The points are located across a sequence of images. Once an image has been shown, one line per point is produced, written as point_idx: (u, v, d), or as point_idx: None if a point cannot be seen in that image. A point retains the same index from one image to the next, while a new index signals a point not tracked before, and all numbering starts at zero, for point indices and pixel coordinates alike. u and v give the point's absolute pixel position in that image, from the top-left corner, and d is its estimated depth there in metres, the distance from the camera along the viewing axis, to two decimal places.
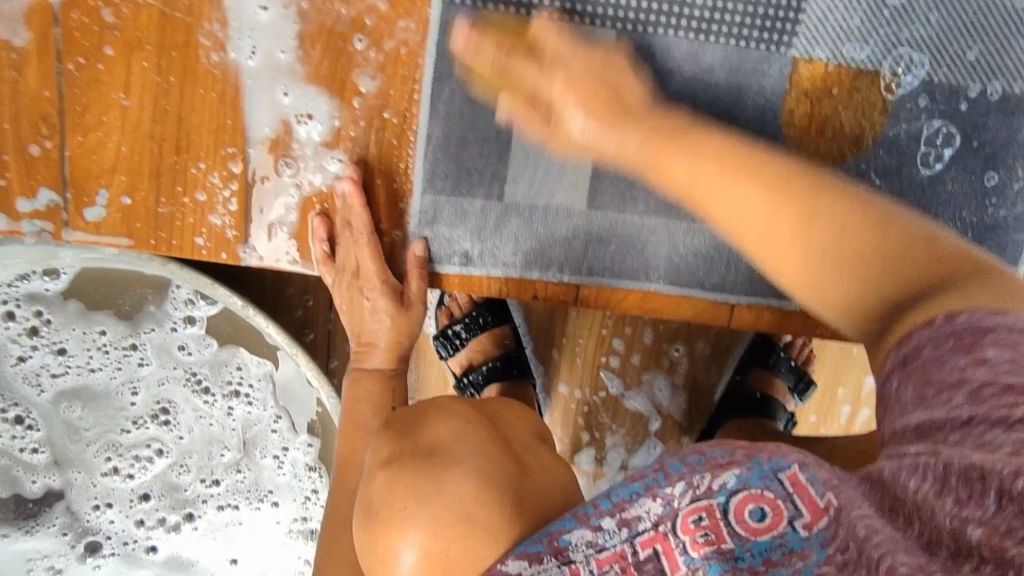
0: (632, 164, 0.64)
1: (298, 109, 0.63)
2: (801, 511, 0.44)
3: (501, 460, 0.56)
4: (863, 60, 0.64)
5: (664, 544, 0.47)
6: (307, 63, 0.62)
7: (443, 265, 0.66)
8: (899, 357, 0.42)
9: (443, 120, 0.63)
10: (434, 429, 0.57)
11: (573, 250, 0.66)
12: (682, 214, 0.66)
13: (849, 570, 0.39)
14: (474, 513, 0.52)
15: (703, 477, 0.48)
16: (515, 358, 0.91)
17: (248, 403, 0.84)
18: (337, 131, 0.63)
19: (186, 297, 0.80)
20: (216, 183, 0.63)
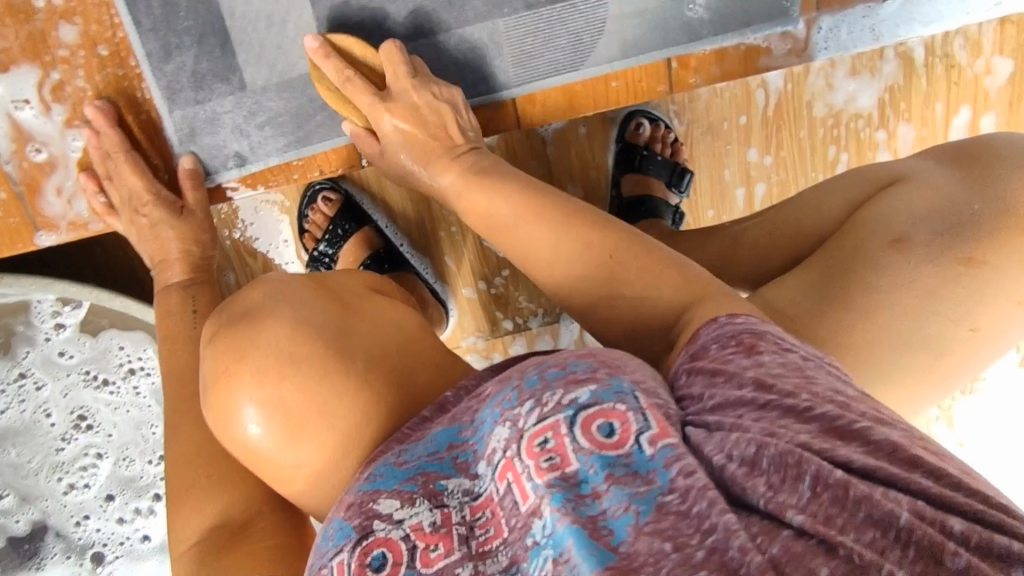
0: (353, 5, 0.64)
1: (15, 78, 0.62)
2: (647, 423, 0.41)
3: (322, 304, 0.56)
4: None
5: (513, 472, 0.42)
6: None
7: (221, 175, 0.67)
8: (690, 356, 0.45)
9: (153, 33, 0.62)
10: (249, 295, 0.56)
11: (339, 111, 0.66)
12: (422, 32, 0.66)
13: (691, 501, 0.38)
14: (295, 352, 0.52)
15: (553, 391, 0.44)
16: (385, 254, 0.93)
17: (148, 376, 0.89)
18: (62, 83, 0.63)
19: (50, 309, 0.85)
20: None
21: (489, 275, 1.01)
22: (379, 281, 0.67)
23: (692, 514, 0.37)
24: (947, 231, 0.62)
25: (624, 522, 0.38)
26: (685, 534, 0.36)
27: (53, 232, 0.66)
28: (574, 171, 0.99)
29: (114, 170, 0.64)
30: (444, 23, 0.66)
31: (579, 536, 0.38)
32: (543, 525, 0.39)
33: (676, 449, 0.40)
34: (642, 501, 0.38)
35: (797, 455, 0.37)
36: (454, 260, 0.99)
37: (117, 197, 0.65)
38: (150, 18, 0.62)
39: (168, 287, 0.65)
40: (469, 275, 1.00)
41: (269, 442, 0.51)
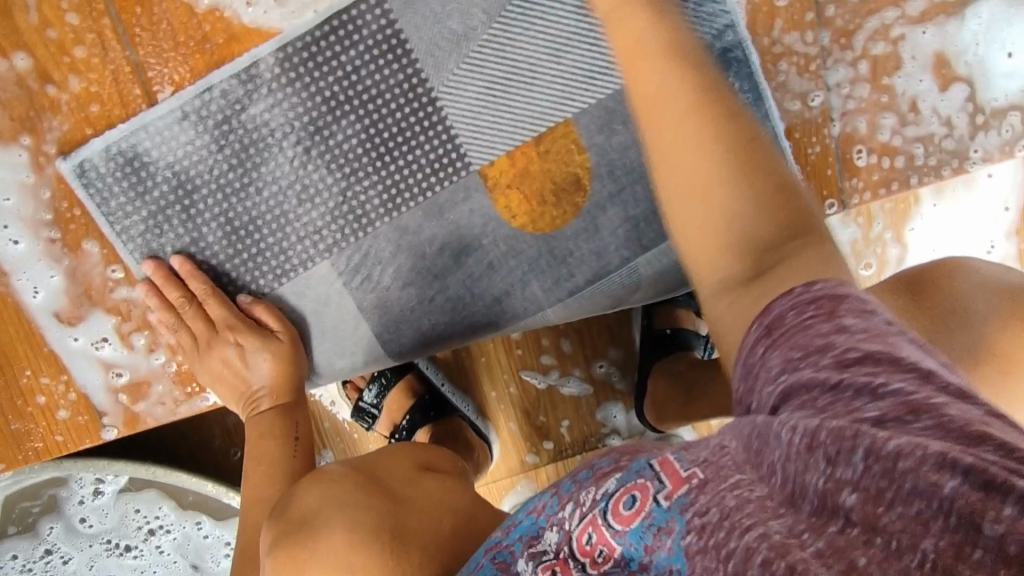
0: (388, 210, 0.68)
1: (88, 290, 0.66)
2: (663, 483, 0.41)
3: (372, 500, 0.57)
4: (583, 70, 0.69)
5: (563, 567, 0.44)
6: (75, 261, 0.65)
7: (319, 375, 0.71)
8: (763, 327, 0.41)
9: (201, 246, 0.66)
10: (303, 501, 0.58)
11: (408, 308, 0.70)
12: (451, 226, 0.69)
13: (708, 535, 0.36)
14: (353, 562, 0.53)
15: (587, 490, 0.47)
16: (429, 401, 0.94)
17: (167, 532, 0.93)
18: (129, 292, 0.66)
19: (91, 479, 0.88)
20: (48, 383, 0.67)
21: (535, 425, 1.02)
22: (427, 454, 0.66)
23: (712, 548, 0.36)
24: None
25: None
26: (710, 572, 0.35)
27: (117, 427, 0.68)
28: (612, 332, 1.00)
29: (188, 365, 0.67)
30: (504, 215, 0.70)
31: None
32: None
33: (689, 494, 0.39)
34: (675, 557, 0.38)
35: (854, 428, 0.33)
36: (503, 414, 1.02)
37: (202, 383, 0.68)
38: (237, 225, 0.66)
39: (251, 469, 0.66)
40: (523, 428, 1.02)
41: None
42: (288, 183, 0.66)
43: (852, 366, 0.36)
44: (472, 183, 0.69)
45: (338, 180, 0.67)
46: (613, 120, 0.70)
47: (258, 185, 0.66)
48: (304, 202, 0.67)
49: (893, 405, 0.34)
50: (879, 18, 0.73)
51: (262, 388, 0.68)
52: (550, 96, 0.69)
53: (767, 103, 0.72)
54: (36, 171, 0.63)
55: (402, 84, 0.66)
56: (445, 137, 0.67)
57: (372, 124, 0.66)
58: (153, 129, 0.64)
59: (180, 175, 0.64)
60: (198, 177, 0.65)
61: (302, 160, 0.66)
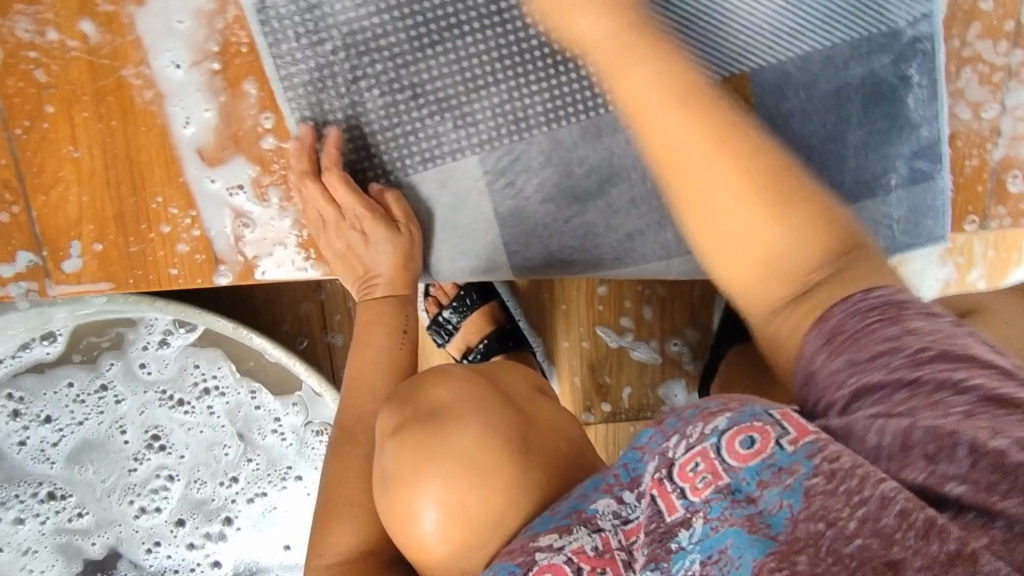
0: (549, 119, 0.67)
1: (236, 131, 0.66)
2: (785, 429, 0.42)
3: (505, 404, 0.56)
4: (770, 27, 0.68)
5: (660, 489, 0.45)
6: (230, 99, 0.65)
7: (436, 273, 0.70)
8: (822, 334, 0.45)
9: (359, 113, 0.65)
10: (432, 391, 0.56)
11: (541, 224, 0.69)
12: (606, 152, 0.68)
13: (838, 480, 0.39)
14: (483, 463, 0.52)
15: (694, 424, 0.46)
16: (510, 330, 0.93)
17: (222, 395, 0.92)
18: (276, 145, 0.66)
19: (164, 328, 0.88)
20: (176, 214, 0.66)
21: (598, 381, 1.02)
22: (542, 378, 0.64)
23: (842, 492, 0.38)
24: None
25: (780, 517, 0.40)
26: (835, 509, 0.38)
27: (231, 273, 0.68)
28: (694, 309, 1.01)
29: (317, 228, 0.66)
30: None
31: (739, 534, 0.40)
32: (691, 533, 0.42)
33: (818, 442, 0.41)
34: (791, 494, 0.40)
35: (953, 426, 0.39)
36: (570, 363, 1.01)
37: (326, 249, 0.67)
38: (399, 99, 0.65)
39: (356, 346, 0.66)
40: (586, 383, 1.01)
41: (441, 542, 0.51)
42: (460, 69, 0.65)
43: (930, 363, 0.41)
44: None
45: (509, 78, 0.66)
46: (785, 85, 0.70)
47: (429, 64, 0.65)
48: (470, 92, 0.66)
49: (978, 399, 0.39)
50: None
51: (381, 273, 0.66)
52: (740, 43, 0.68)
53: (939, 104, 0.71)
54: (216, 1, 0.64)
55: None
56: None
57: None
58: None
59: (358, 36, 0.64)
60: (373, 42, 0.64)
61: (479, 50, 0.65)
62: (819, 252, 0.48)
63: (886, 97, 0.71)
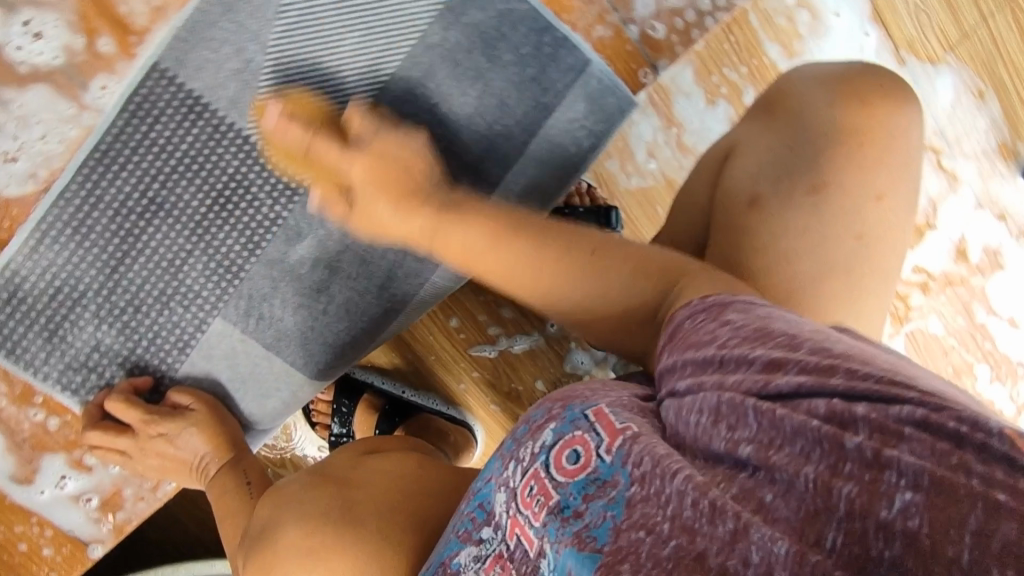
0: (252, 248, 0.72)
1: (24, 441, 0.70)
2: (602, 439, 0.50)
3: (321, 486, 0.63)
4: (368, 58, 0.72)
5: (519, 526, 0.51)
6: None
7: (259, 421, 0.76)
8: (666, 335, 0.51)
9: (104, 352, 0.70)
10: (261, 512, 0.64)
11: (306, 327, 0.74)
12: (314, 238, 0.73)
13: (648, 483, 0.46)
14: (312, 545, 0.58)
15: (526, 445, 0.53)
16: (392, 408, 0.97)
17: None
18: (61, 421, 0.70)
19: None
20: (24, 528, 0.71)
21: (505, 394, 1.05)
22: (374, 440, 0.70)
23: (653, 495, 0.45)
24: (781, 178, 0.66)
25: (604, 529, 0.46)
26: (652, 515, 0.44)
27: (102, 543, 0.72)
28: None
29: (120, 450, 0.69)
30: None
31: (574, 555, 0.46)
32: (549, 562, 0.48)
33: (626, 447, 0.48)
34: (614, 506, 0.46)
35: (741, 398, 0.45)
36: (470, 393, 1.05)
37: (145, 464, 0.71)
38: (126, 318, 0.71)
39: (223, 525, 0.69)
40: (497, 400, 1.05)
41: None
42: (155, 263, 0.71)
43: (786, 361, 0.45)
44: None
45: (197, 242, 0.71)
46: (416, 86, 0.74)
47: (128, 276, 0.70)
48: (176, 273, 0.71)
49: (764, 366, 0.45)
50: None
51: (202, 454, 0.70)
52: (345, 91, 0.72)
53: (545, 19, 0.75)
54: None
55: (211, 135, 0.70)
56: (271, 166, 0.71)
57: (206, 183, 0.70)
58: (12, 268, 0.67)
59: (57, 300, 0.69)
60: (73, 294, 0.69)
61: (160, 239, 0.70)
62: (631, 289, 0.57)
63: (500, 37, 0.75)
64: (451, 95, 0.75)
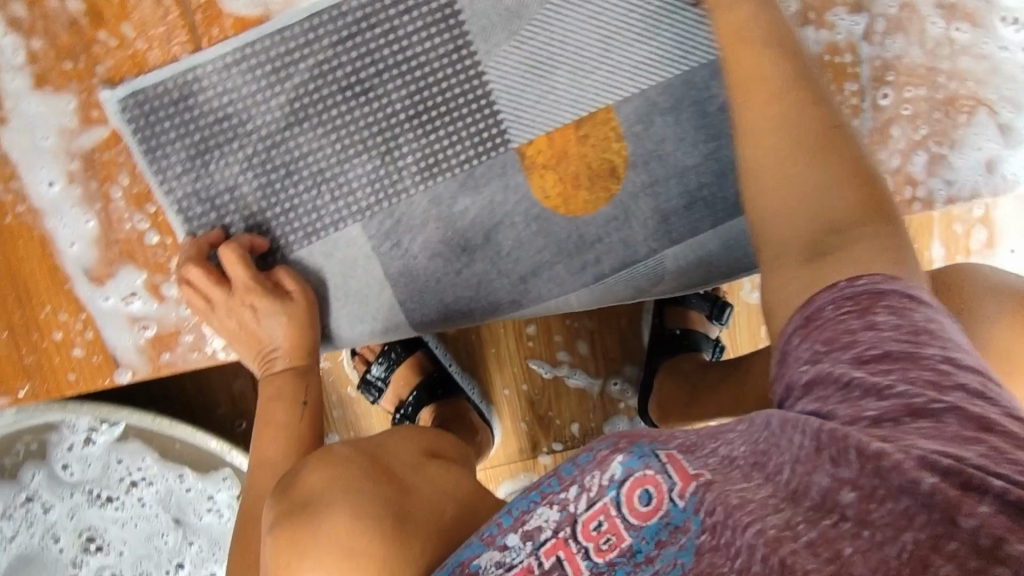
0: (426, 175, 0.68)
1: (117, 240, 0.66)
2: (675, 482, 0.44)
3: (382, 484, 0.52)
4: (630, 66, 0.70)
5: (565, 549, 0.45)
6: (106, 203, 0.66)
7: (338, 340, 0.71)
8: (800, 320, 0.45)
9: (236, 198, 0.67)
10: (307, 480, 0.53)
11: (432, 278, 0.69)
12: (487, 195, 0.69)
13: (719, 534, 0.40)
14: (355, 547, 0.48)
15: (591, 474, 0.46)
16: (437, 378, 0.93)
17: (150, 484, 0.90)
18: (159, 240, 0.67)
19: (88, 425, 0.87)
20: (66, 319, 0.66)
21: (537, 419, 1.02)
22: (431, 440, 0.61)
23: (722, 546, 0.39)
24: None
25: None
26: (719, 565, 0.38)
27: (132, 371, 0.68)
28: (623, 335, 1.02)
29: (202, 302, 0.65)
30: (538, 195, 0.70)
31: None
32: None
33: (700, 493, 0.42)
34: (684, 553, 0.41)
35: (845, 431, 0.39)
36: (509, 397, 1.01)
37: (218, 326, 0.66)
38: (273, 178, 0.67)
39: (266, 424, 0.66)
40: (528, 418, 1.02)
41: None
42: (329, 140, 0.67)
43: (875, 362, 0.41)
44: (511, 159, 0.69)
45: (378, 144, 0.67)
46: (654, 112, 0.71)
47: (297, 141, 0.66)
48: (342, 162, 0.67)
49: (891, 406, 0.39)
50: (902, 39, 0.74)
51: (276, 347, 0.67)
52: (592, 82, 0.69)
53: None
54: (80, 117, 0.65)
55: (450, 53, 0.66)
56: (486, 111, 0.68)
57: (418, 92, 0.67)
58: (199, 75, 0.64)
59: (223, 127, 0.65)
60: (241, 127, 0.66)
61: (346, 122, 0.66)
62: (847, 208, 0.50)
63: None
64: (683, 139, 0.72)
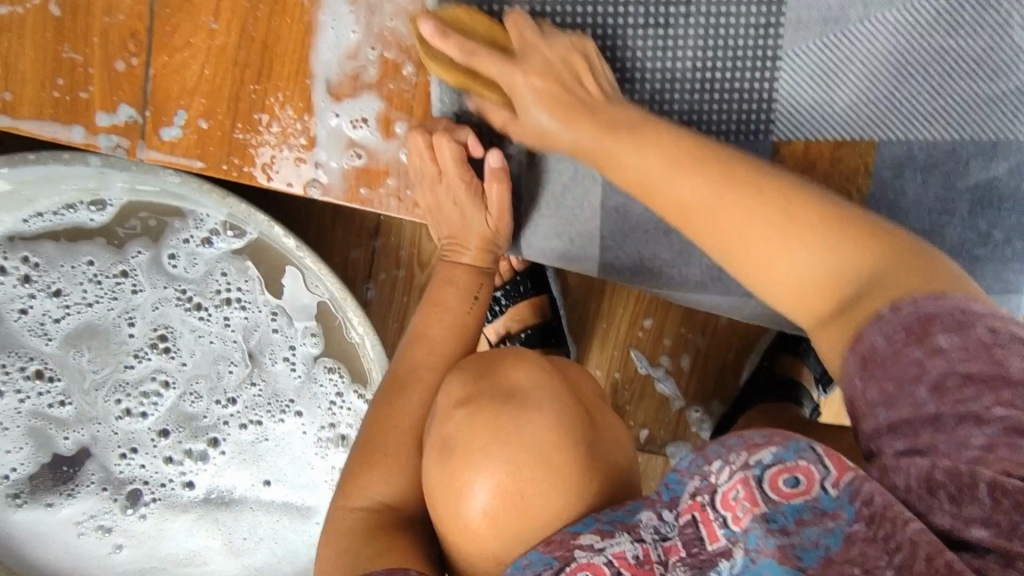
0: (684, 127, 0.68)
1: (372, 63, 0.63)
2: (828, 469, 0.41)
3: (581, 412, 0.53)
4: (910, 112, 0.69)
5: (701, 515, 0.45)
6: (380, 20, 0.63)
7: (524, 250, 0.69)
8: (858, 358, 0.43)
9: None
10: (512, 372, 0.54)
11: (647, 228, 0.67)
12: None
13: (878, 526, 0.38)
14: (552, 456, 0.50)
15: (737, 453, 0.45)
16: (552, 328, 0.91)
17: (242, 310, 0.86)
18: (412, 75, 0.64)
19: (214, 227, 0.82)
20: (290, 114, 0.63)
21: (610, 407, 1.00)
22: None
23: (879, 537, 0.38)
24: None
25: (814, 554, 0.39)
26: (874, 557, 0.37)
27: (325, 191, 0.64)
28: (724, 366, 1.01)
29: (432, 159, 0.62)
30: None
31: (774, 568, 0.40)
32: (733, 565, 0.42)
33: (856, 484, 0.40)
34: (830, 535, 0.40)
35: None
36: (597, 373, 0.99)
37: (431, 188, 0.64)
38: None
39: (437, 297, 0.64)
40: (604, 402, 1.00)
41: (486, 526, 0.49)
42: (616, 58, 0.67)
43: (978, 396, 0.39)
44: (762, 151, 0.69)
45: (656, 80, 0.67)
46: (909, 165, 0.71)
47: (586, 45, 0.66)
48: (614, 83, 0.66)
49: None
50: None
51: (473, 233, 0.66)
52: (869, 111, 0.69)
53: None
54: None
55: (759, 26, 0.67)
56: (765, 95, 0.68)
57: (714, 49, 0.67)
58: None
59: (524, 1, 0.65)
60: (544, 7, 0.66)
61: (634, 48, 0.67)
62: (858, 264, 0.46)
63: (994, 204, 0.72)
64: (921, 203, 0.71)
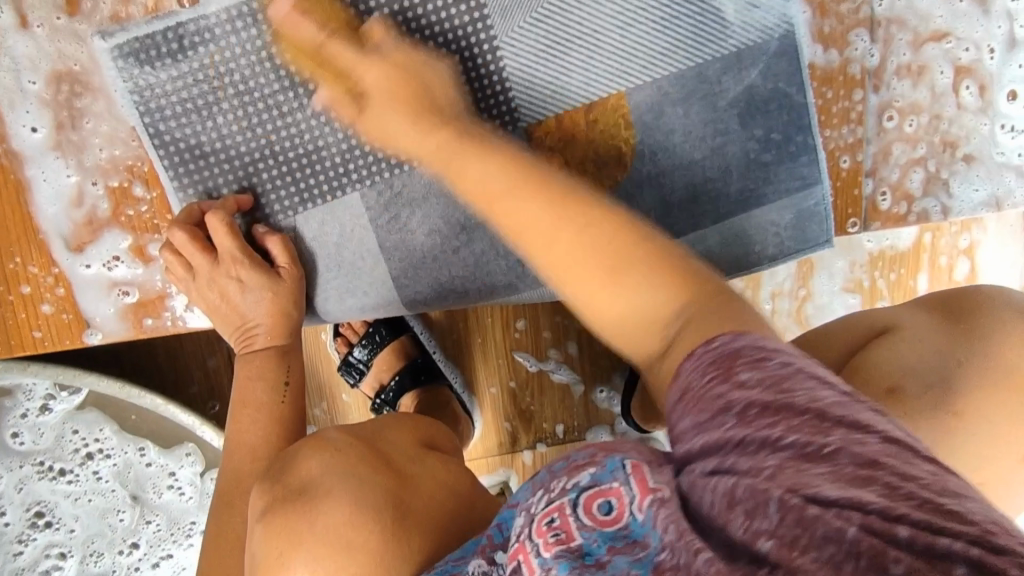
0: None
1: (97, 196, 0.63)
2: (635, 493, 0.42)
3: (378, 483, 0.52)
4: (645, 54, 0.67)
5: (524, 552, 0.43)
6: (89, 153, 0.62)
7: (326, 314, 0.69)
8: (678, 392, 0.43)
9: (226, 159, 0.63)
10: (302, 466, 0.53)
11: (429, 255, 0.67)
12: None
13: (682, 548, 0.38)
14: (352, 539, 0.50)
15: (558, 479, 0.46)
16: (420, 364, 0.91)
17: (107, 459, 0.84)
18: (145, 194, 0.63)
19: (44, 393, 0.80)
20: (37, 274, 0.62)
21: (516, 417, 1.01)
22: (427, 428, 0.62)
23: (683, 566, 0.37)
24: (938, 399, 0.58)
25: None
26: None
27: (104, 333, 0.64)
28: (609, 338, 1.00)
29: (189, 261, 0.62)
30: None
31: None
32: None
33: (658, 503, 0.41)
34: (639, 565, 0.39)
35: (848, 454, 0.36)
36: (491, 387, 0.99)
37: (202, 289, 0.63)
38: (269, 142, 0.63)
39: (246, 395, 0.63)
40: (507, 410, 1.00)
41: None
42: None
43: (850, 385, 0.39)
44: (517, 139, 0.66)
45: None
46: (663, 103, 0.68)
47: (297, 103, 0.63)
48: (341, 129, 0.63)
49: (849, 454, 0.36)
50: (911, 81, 0.72)
51: (262, 315, 0.64)
52: (606, 68, 0.67)
53: (810, 117, 0.69)
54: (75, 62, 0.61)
55: (467, 24, 0.64)
56: (499, 91, 0.66)
57: None
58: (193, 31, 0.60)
59: (217, 83, 0.61)
60: (237, 80, 0.62)
61: (348, 86, 0.63)
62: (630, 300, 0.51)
63: (761, 110, 0.68)
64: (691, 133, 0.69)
